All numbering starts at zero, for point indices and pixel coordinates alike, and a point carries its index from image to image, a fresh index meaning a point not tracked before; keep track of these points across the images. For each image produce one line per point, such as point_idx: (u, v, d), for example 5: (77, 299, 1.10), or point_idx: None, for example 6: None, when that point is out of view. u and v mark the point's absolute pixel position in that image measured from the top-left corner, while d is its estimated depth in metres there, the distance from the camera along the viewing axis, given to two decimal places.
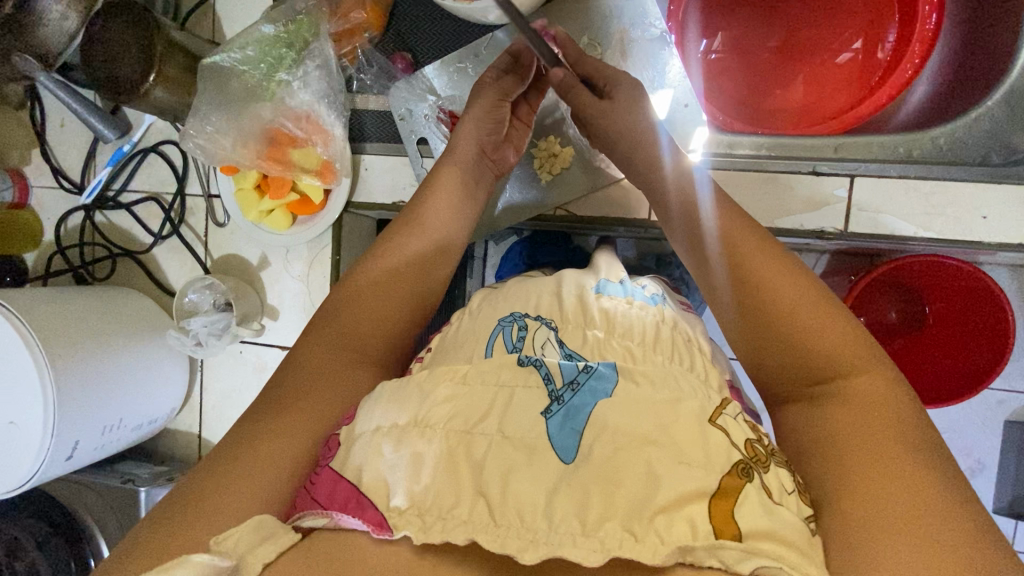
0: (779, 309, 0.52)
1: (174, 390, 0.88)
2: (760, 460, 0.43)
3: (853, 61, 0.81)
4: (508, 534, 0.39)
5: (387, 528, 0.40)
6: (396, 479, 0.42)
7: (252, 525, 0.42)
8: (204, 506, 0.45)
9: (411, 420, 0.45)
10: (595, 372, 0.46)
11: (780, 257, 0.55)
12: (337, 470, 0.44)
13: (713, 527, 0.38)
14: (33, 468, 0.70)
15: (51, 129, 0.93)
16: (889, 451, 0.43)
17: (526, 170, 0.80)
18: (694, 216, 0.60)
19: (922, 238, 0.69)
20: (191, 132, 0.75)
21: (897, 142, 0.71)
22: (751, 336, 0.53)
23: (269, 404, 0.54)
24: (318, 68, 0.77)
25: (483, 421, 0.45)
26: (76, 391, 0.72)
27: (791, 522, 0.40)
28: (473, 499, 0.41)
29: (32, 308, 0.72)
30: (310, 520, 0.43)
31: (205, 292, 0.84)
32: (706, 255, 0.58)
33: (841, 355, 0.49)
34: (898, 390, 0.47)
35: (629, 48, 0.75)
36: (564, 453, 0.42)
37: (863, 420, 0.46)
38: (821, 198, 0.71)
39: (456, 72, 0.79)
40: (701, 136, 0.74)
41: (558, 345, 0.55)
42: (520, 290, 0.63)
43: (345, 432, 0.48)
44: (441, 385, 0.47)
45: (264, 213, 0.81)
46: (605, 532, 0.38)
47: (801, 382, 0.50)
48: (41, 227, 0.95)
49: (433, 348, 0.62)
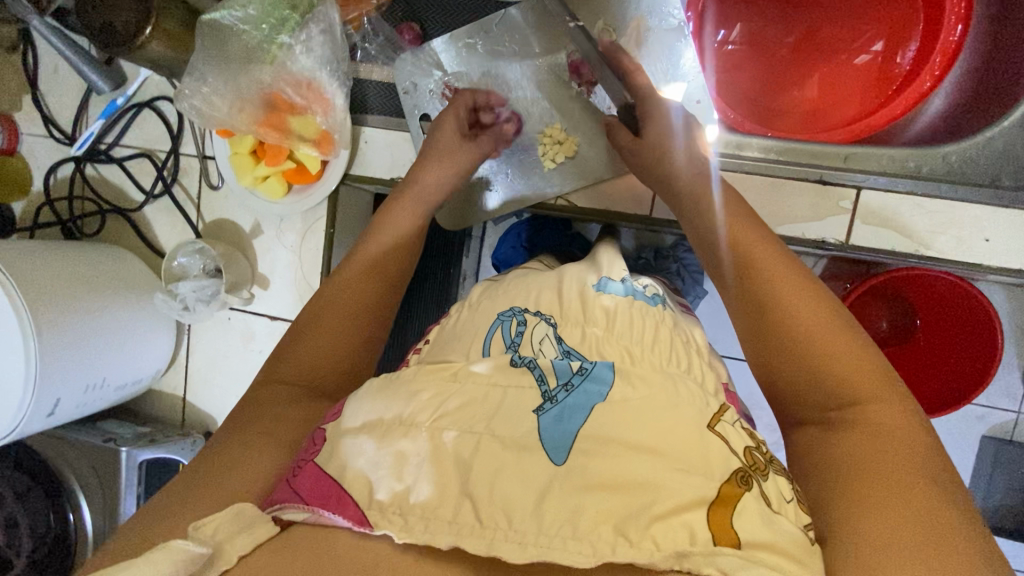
0: (804, 330, 0.49)
1: (158, 351, 0.87)
2: (759, 468, 0.44)
3: (871, 63, 0.79)
4: (496, 536, 0.38)
5: (369, 524, 0.39)
6: (379, 476, 0.41)
7: (230, 514, 0.41)
8: (191, 496, 0.46)
9: (396, 417, 0.44)
10: (590, 375, 0.46)
11: (810, 283, 0.53)
12: (320, 465, 0.43)
13: (712, 534, 0.37)
14: (12, 423, 0.69)
15: (44, 74, 0.90)
16: (900, 479, 0.41)
17: (529, 156, 0.77)
18: (711, 237, 0.58)
19: (921, 257, 0.69)
20: (186, 93, 0.73)
21: (909, 156, 0.69)
22: (771, 352, 0.50)
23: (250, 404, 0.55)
24: (323, 33, 0.73)
25: (473, 421, 0.44)
26: (59, 351, 0.71)
27: (787, 533, 0.39)
28: (458, 499, 0.40)
29: (20, 267, 0.70)
30: (290, 514, 0.41)
31: (195, 256, 0.82)
32: (720, 270, 0.57)
33: (857, 381, 0.46)
34: (916, 423, 0.45)
35: (644, 37, 0.73)
36: (554, 454, 0.42)
37: (878, 447, 0.43)
38: (826, 207, 0.69)
39: (464, 48, 0.77)
40: (710, 134, 0.72)
41: (557, 341, 0.53)
42: (523, 284, 0.62)
43: (330, 427, 0.46)
44: (422, 390, 0.46)
45: (259, 179, 0.78)
46: (598, 536, 0.37)
47: (818, 405, 0.47)
48: (30, 176, 0.93)
49: (431, 340, 0.61)
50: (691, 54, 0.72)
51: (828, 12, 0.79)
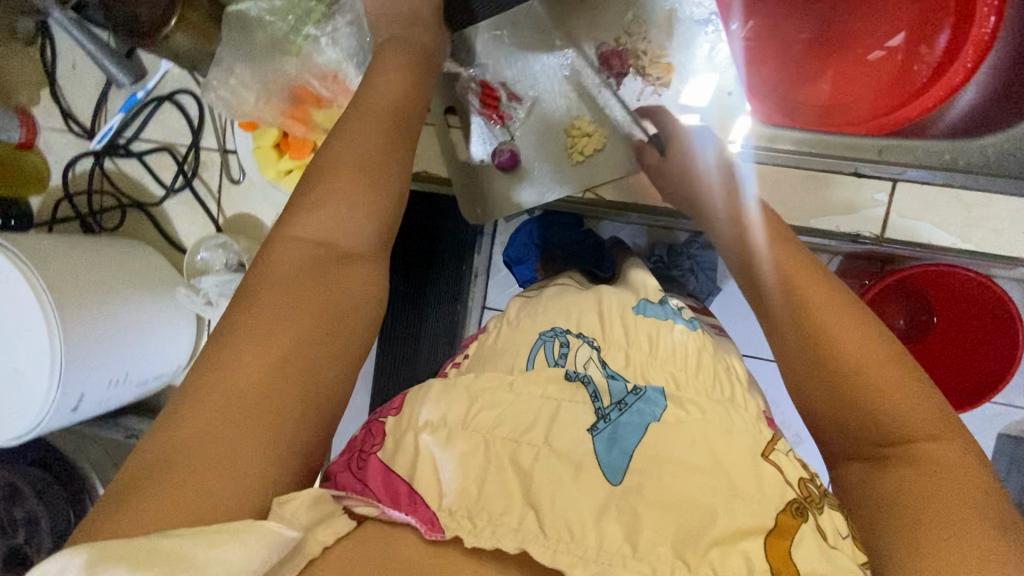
0: (853, 356, 0.45)
1: (180, 347, 0.86)
2: (814, 500, 0.42)
3: (890, 59, 0.78)
4: (558, 547, 0.38)
5: (440, 528, 0.39)
6: (448, 475, 0.42)
7: (309, 497, 0.38)
8: (191, 464, 0.36)
9: (460, 416, 0.45)
10: (644, 396, 0.47)
11: (863, 312, 0.47)
12: (388, 463, 0.44)
13: (770, 564, 0.37)
14: (38, 416, 0.69)
15: (62, 69, 0.89)
16: (965, 521, 0.38)
17: (556, 150, 0.75)
18: (748, 253, 0.54)
19: (958, 250, 0.67)
20: (213, 84, 0.73)
21: (942, 149, 0.68)
22: (820, 386, 0.46)
23: (206, 365, 0.39)
24: (349, 24, 0.71)
25: (529, 432, 0.44)
26: (84, 346, 0.70)
27: (848, 569, 0.38)
28: (523, 508, 0.40)
29: (45, 261, 0.69)
30: (362, 508, 0.40)
31: (217, 251, 0.82)
32: (757, 283, 0.52)
33: (912, 416, 0.42)
34: (977, 463, 0.41)
35: (673, 28, 0.72)
36: (610, 474, 0.41)
37: (942, 488, 0.40)
38: (859, 200, 0.68)
39: (491, 40, 0.76)
40: (742, 126, 0.71)
41: (602, 364, 0.52)
42: (560, 303, 0.61)
43: (393, 423, 0.47)
44: (486, 391, 0.47)
45: (283, 172, 0.78)
46: (656, 556, 0.37)
47: (870, 438, 0.43)
48: (49, 171, 0.92)
49: (471, 353, 0.61)
50: (703, 48, 0.72)
51: (845, 8, 0.79)
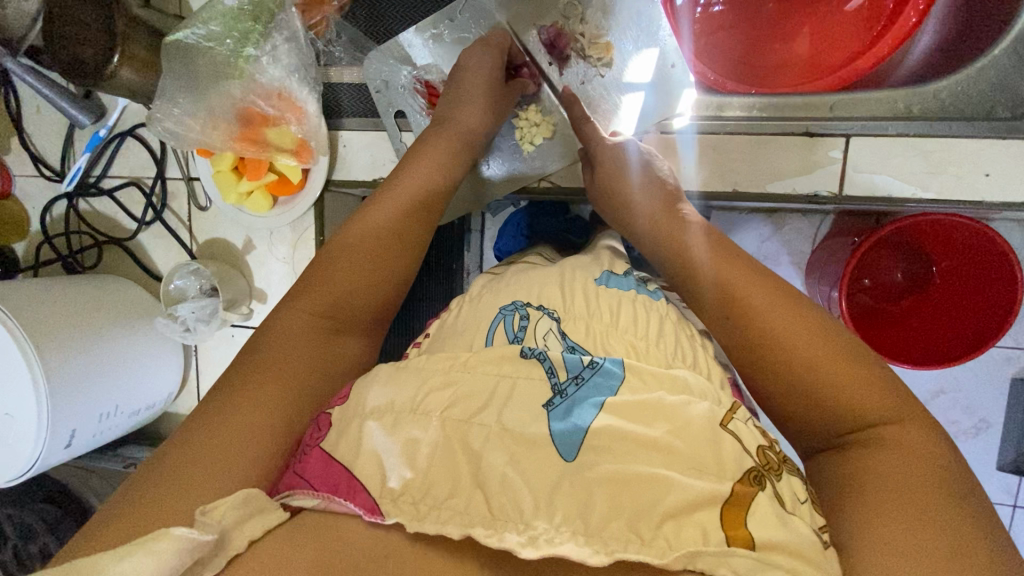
0: (807, 353, 0.47)
1: (167, 374, 0.88)
2: (772, 467, 0.44)
3: (862, 8, 0.75)
4: (506, 528, 0.40)
5: (380, 513, 0.42)
6: (390, 463, 0.43)
7: (237, 500, 0.41)
8: (183, 477, 0.44)
9: (408, 404, 0.46)
10: (600, 368, 0.48)
11: (799, 303, 0.51)
12: (328, 451, 0.45)
13: (725, 535, 0.39)
14: (31, 458, 0.71)
15: (27, 115, 0.91)
16: (918, 489, 0.41)
17: (507, 140, 0.76)
18: (686, 250, 0.57)
19: (922, 200, 0.67)
20: (158, 116, 0.73)
21: (896, 97, 0.67)
22: (777, 381, 0.48)
23: (204, 410, 0.49)
24: (287, 40, 0.73)
25: (481, 412, 0.45)
26: (68, 386, 0.72)
27: (805, 536, 0.39)
28: (470, 491, 0.42)
29: (22, 306, 0.71)
30: (300, 500, 0.43)
31: (190, 277, 0.84)
32: (692, 279, 0.56)
33: (868, 402, 0.45)
34: (931, 439, 0.44)
35: (610, 5, 0.70)
36: (565, 451, 0.43)
37: (900, 464, 0.42)
38: (813, 161, 0.68)
39: (431, 38, 0.75)
40: (687, 99, 0.69)
41: (561, 335, 0.54)
42: (522, 278, 0.62)
43: (337, 411, 0.48)
44: (438, 370, 0.49)
45: (244, 195, 0.79)
46: (609, 532, 0.39)
47: (832, 430, 0.46)
48: (27, 216, 0.95)
49: (432, 334, 0.62)
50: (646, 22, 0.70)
51: None
